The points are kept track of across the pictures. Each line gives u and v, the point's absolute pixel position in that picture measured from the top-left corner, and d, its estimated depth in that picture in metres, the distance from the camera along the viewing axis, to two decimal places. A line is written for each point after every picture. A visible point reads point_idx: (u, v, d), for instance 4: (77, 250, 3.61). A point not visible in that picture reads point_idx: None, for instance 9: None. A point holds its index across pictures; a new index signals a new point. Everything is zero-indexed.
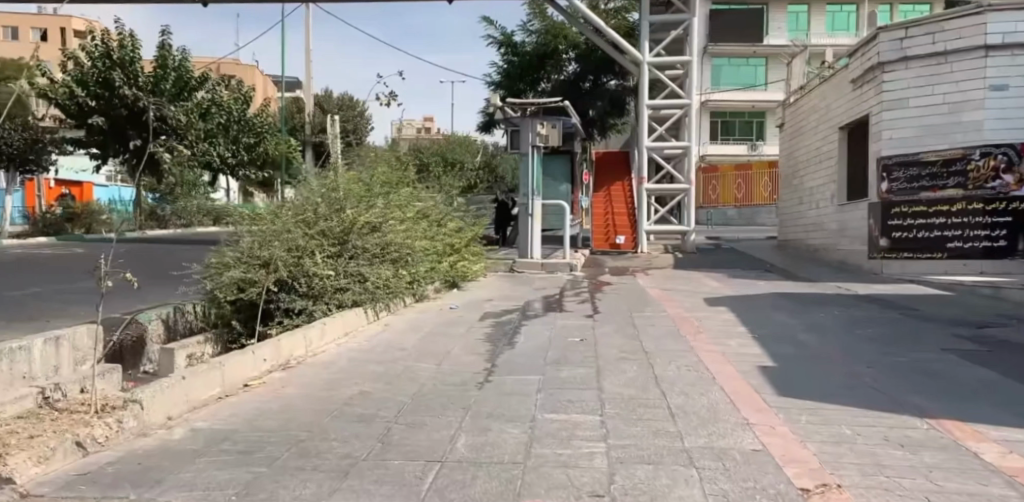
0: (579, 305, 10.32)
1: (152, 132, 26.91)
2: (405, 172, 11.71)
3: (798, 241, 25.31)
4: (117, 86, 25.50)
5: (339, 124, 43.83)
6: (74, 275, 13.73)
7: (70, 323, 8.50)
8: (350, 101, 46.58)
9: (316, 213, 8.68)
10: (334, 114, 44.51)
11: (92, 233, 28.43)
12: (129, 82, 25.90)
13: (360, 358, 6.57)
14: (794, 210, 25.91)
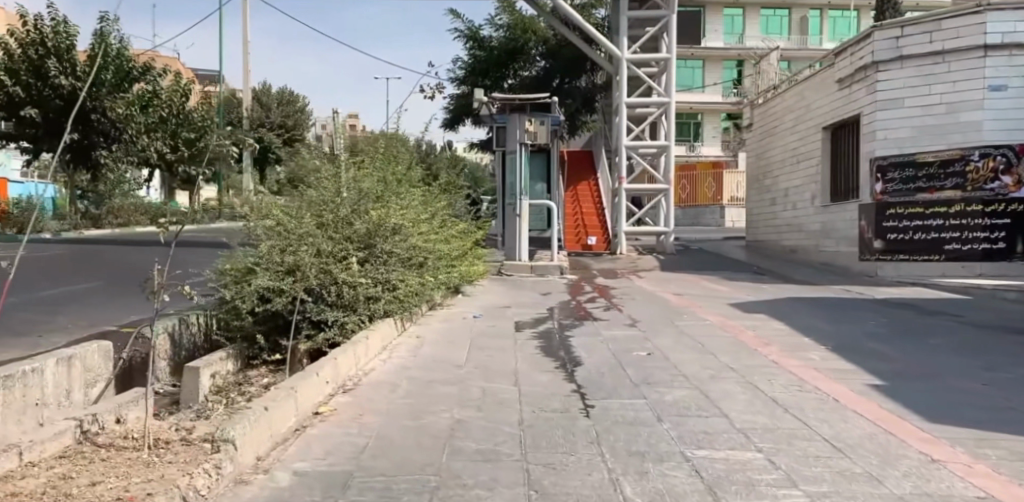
0: (601, 311, 9.82)
1: (88, 126, 26.20)
2: (407, 168, 11.05)
3: (771, 242, 25.30)
4: (51, 75, 24.69)
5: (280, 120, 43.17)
6: (31, 280, 12.77)
7: (62, 335, 7.54)
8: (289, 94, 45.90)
9: (339, 214, 8.01)
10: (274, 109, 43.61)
11: (26, 232, 27.39)
12: (65, 71, 25.08)
13: (421, 377, 5.94)
14: (764, 211, 25.94)
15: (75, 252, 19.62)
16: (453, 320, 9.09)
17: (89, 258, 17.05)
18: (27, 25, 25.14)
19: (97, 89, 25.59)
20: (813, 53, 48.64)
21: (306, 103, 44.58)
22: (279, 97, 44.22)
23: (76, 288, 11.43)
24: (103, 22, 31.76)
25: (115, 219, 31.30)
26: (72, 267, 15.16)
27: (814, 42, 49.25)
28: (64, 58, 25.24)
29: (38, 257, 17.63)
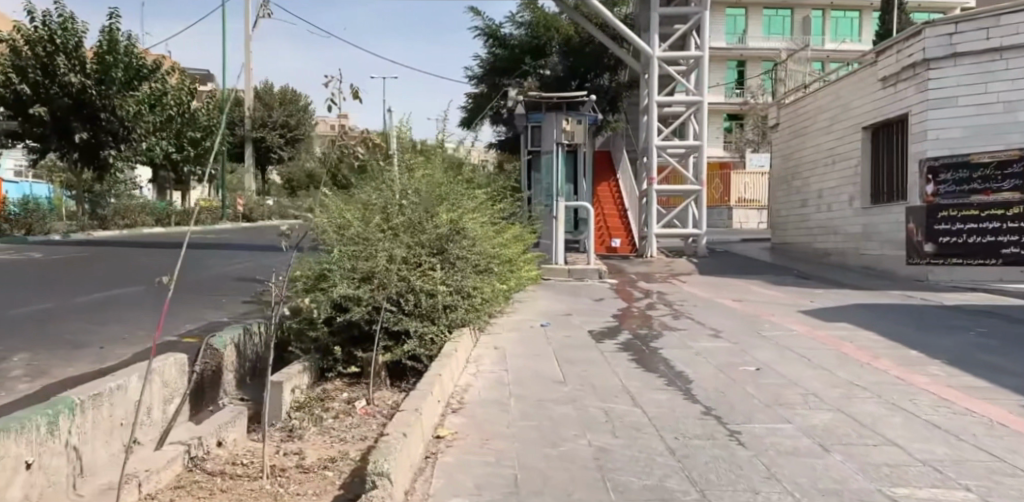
0: (672, 319, 9.37)
1: (97, 126, 25.96)
2: (465, 164, 10.59)
3: (800, 244, 24.92)
4: (61, 73, 24.46)
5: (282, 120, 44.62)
6: (58, 286, 12.26)
7: (122, 343, 7.10)
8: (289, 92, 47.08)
9: (410, 213, 7.56)
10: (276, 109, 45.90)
11: (35, 234, 27.10)
12: (74, 69, 24.86)
13: (526, 393, 5.52)
14: (793, 213, 25.53)
15: (87, 257, 19.16)
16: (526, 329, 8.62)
17: (99, 267, 16.59)
18: (36, 21, 24.86)
19: (107, 87, 25.34)
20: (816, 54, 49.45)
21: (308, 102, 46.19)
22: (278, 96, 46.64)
23: (104, 296, 10.93)
24: (113, 18, 31.41)
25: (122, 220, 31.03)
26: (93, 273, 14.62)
27: (815, 42, 50.70)
28: (72, 55, 25.05)
29: (53, 264, 17.05)
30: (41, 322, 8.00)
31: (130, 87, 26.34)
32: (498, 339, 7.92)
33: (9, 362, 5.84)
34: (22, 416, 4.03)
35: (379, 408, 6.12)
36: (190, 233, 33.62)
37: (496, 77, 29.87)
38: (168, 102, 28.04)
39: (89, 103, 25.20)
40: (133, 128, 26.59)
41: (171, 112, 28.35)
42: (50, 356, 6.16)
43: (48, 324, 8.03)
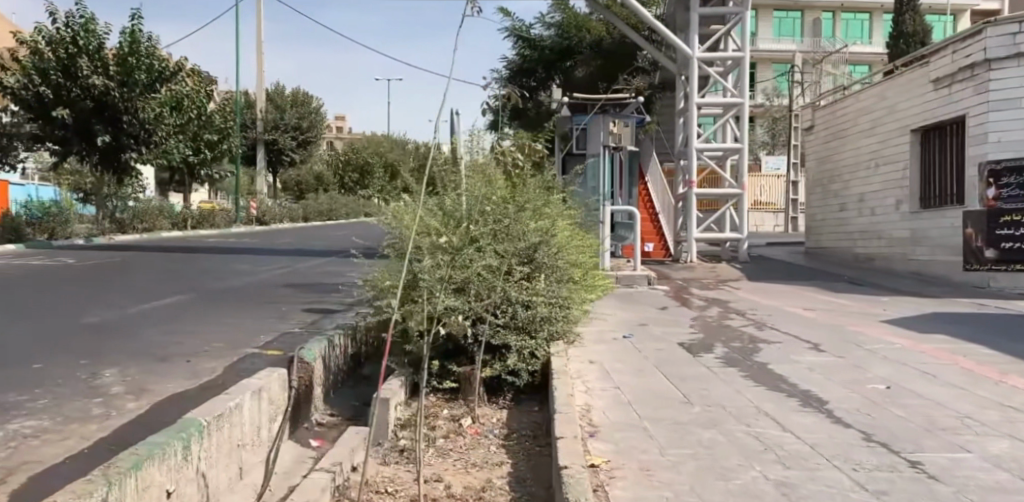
0: (757, 331, 8.98)
1: (118, 129, 25.81)
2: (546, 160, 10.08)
3: (837, 248, 24.50)
4: (83, 75, 24.33)
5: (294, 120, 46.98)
6: (100, 294, 11.89)
7: (204, 354, 6.79)
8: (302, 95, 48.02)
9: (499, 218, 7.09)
10: (288, 112, 46.82)
11: (58, 239, 26.99)
12: (96, 71, 24.73)
13: (659, 412, 5.18)
14: (829, 217, 25.09)
15: (115, 263, 18.88)
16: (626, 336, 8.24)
17: (127, 272, 16.27)
18: (58, 23, 24.71)
19: (129, 89, 25.22)
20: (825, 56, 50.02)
21: (320, 103, 48.26)
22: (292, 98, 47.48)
23: (151, 304, 10.59)
24: (134, 19, 31.19)
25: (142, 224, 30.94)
26: (128, 281, 14.23)
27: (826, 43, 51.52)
28: (94, 57, 24.91)
29: (81, 270, 16.69)
30: (108, 334, 7.63)
31: (153, 89, 26.27)
32: (598, 350, 7.53)
33: (103, 377, 5.53)
34: (164, 441, 3.75)
35: (489, 427, 5.82)
36: (207, 237, 33.46)
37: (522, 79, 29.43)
38: (189, 105, 27.87)
39: (111, 106, 25.07)
40: (155, 131, 26.48)
41: (192, 116, 28.22)
42: (143, 371, 5.87)
43: (117, 336, 7.64)
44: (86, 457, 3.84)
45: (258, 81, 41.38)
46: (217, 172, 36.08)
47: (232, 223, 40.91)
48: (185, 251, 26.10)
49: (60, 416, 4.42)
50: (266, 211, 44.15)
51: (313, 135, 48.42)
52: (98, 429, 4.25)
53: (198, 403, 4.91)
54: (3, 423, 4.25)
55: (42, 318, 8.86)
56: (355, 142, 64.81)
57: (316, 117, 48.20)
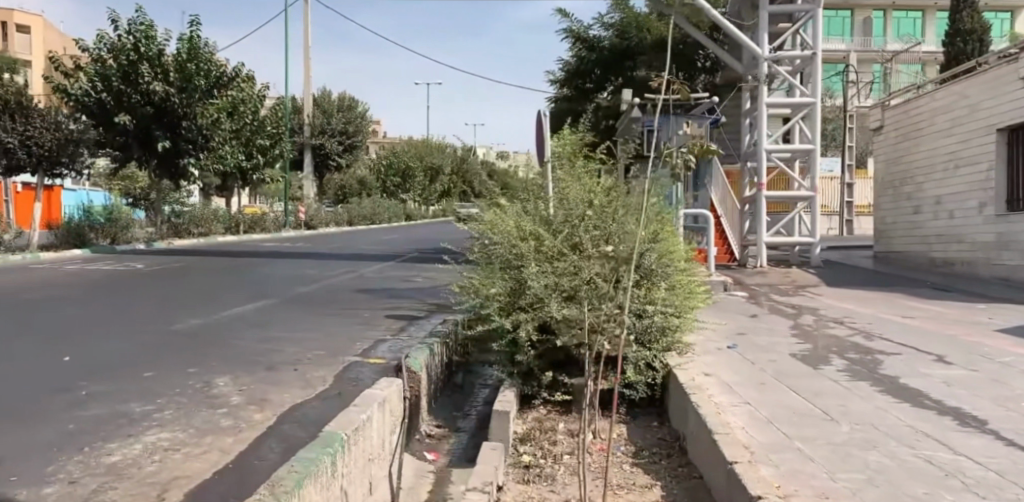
0: (864, 341, 8.58)
1: (176, 134, 26.07)
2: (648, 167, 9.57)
3: (908, 254, 23.28)
4: (144, 81, 24.58)
5: (340, 124, 47.23)
6: (176, 300, 11.81)
7: (306, 365, 6.62)
8: (349, 100, 48.30)
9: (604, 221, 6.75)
10: (336, 117, 47.08)
11: (120, 244, 27.36)
12: (156, 77, 24.94)
13: (796, 427, 4.94)
14: (898, 221, 24.02)
15: (179, 269, 18.93)
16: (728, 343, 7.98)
17: (196, 277, 16.39)
18: (120, 30, 25.06)
19: (189, 95, 25.47)
20: (877, 54, 49.00)
21: (366, 108, 48.49)
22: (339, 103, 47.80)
23: (233, 310, 10.57)
24: (193, 26, 31.64)
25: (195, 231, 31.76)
26: (197, 286, 14.17)
27: (878, 42, 50.52)
28: (155, 64, 25.15)
29: (147, 275, 16.72)
30: (202, 343, 7.46)
31: (211, 94, 26.55)
32: (712, 358, 7.10)
33: (217, 387, 5.57)
34: (314, 458, 3.69)
35: (614, 442, 5.54)
36: (262, 242, 33.75)
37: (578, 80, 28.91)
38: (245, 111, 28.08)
39: (170, 112, 25.36)
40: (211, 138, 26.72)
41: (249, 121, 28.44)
42: (255, 382, 5.85)
43: (208, 345, 7.45)
44: (231, 471, 3.80)
45: (305, 85, 41.60)
46: (270, 177, 36.37)
47: (282, 228, 41.21)
48: (241, 255, 26.18)
49: (193, 429, 4.44)
50: (314, 216, 44.37)
51: (359, 140, 48.47)
52: (235, 443, 4.24)
53: (325, 419, 4.84)
54: (139, 434, 4.28)
55: (133, 325, 8.88)
56: (398, 148, 65.07)
57: (363, 120, 48.24)
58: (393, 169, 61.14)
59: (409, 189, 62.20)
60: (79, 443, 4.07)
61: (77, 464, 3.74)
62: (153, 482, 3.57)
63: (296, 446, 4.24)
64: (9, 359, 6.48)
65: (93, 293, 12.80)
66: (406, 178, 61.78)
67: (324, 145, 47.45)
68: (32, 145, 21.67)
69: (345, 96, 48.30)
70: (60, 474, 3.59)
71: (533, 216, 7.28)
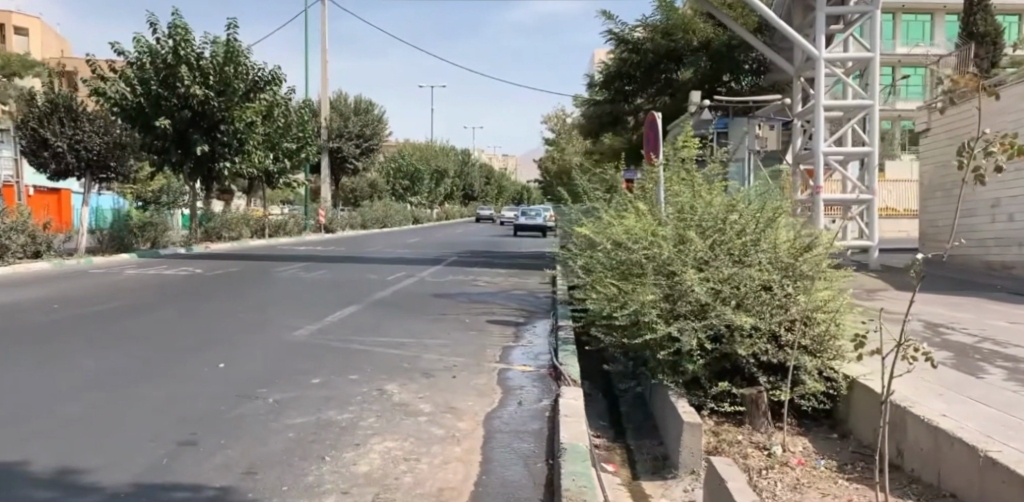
0: (998, 348, 8.44)
1: (214, 138, 25.97)
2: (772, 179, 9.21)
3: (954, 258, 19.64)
4: (185, 85, 24.36)
5: (356, 128, 47.23)
6: (261, 306, 11.77)
7: (461, 374, 6.49)
8: (365, 102, 48.22)
9: (753, 225, 6.56)
10: (353, 120, 47.07)
11: (160, 247, 27.37)
12: (196, 80, 24.71)
13: (1011, 430, 4.83)
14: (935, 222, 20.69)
15: (231, 272, 18.81)
16: (880, 337, 7.66)
17: (254, 282, 16.30)
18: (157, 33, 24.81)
19: (228, 98, 25.36)
20: (888, 57, 48.99)
21: (381, 111, 48.35)
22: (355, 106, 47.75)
23: (329, 317, 10.52)
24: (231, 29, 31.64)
25: (224, 234, 32.61)
26: (267, 291, 14.07)
27: (886, 46, 50.47)
28: (193, 67, 24.88)
29: (197, 280, 16.57)
30: (336, 352, 7.46)
31: (247, 98, 26.34)
32: (872, 358, 6.78)
33: (396, 395, 5.65)
34: (574, 472, 3.71)
35: (812, 456, 5.35)
36: (291, 245, 33.73)
37: (616, 82, 25.59)
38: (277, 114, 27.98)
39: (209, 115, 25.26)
40: (244, 142, 26.51)
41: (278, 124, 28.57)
42: (429, 389, 5.87)
43: (340, 354, 7.38)
44: (486, 480, 3.85)
45: (321, 88, 41.33)
46: (294, 183, 36.22)
47: (302, 232, 41.08)
48: (280, 260, 26.00)
49: (412, 436, 4.54)
50: (332, 220, 44.18)
51: (376, 143, 48.21)
52: (468, 452, 4.27)
53: (532, 431, 4.74)
54: (366, 443, 4.39)
55: (249, 333, 8.90)
56: (407, 151, 65.17)
57: (379, 124, 48.24)
58: (402, 172, 61.14)
59: (419, 192, 62.27)
60: (317, 452, 4.19)
61: (334, 474, 3.86)
62: (423, 492, 3.65)
63: (533, 455, 4.25)
64: (162, 369, 6.51)
65: (172, 297, 12.73)
66: (414, 181, 61.76)
67: (341, 148, 47.14)
68: (81, 149, 21.52)
69: (360, 99, 48.25)
70: (327, 484, 3.71)
71: (667, 223, 7.08)
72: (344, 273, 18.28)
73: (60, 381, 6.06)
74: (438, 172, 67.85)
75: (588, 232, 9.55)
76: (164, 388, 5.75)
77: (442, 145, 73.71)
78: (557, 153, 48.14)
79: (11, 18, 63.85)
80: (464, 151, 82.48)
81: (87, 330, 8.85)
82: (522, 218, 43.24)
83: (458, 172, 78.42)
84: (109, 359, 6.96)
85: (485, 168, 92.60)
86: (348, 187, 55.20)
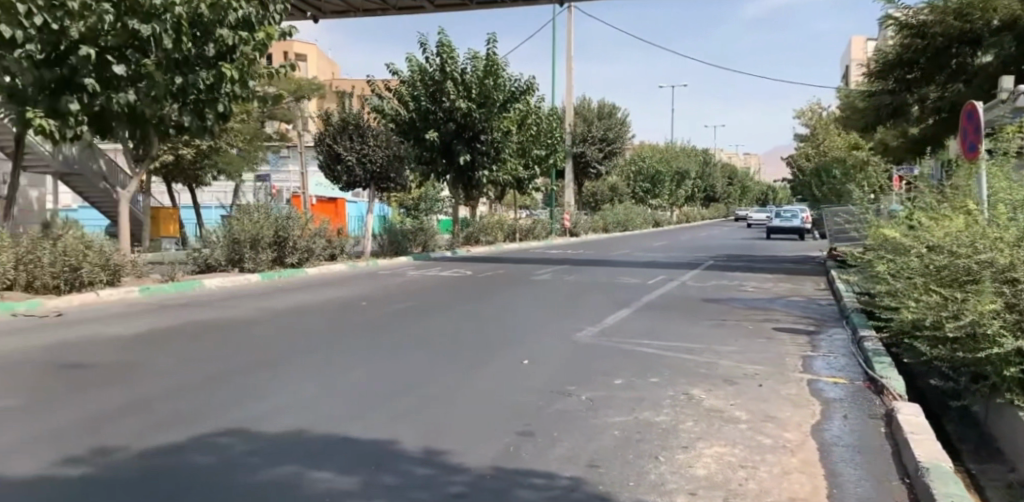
0: None
1: (475, 148, 27.15)
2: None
3: None
4: (451, 99, 25.75)
5: (601, 132, 47.55)
6: (536, 307, 12.15)
7: (770, 382, 6.28)
8: (610, 105, 48.50)
9: None
10: (597, 124, 47.46)
11: (429, 252, 29.13)
12: (461, 94, 26.03)
13: None
14: None
15: (499, 275, 19.59)
16: None
17: (518, 283, 16.86)
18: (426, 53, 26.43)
19: (488, 110, 26.48)
20: None
21: (625, 114, 48.39)
22: (599, 110, 48.28)
23: (608, 319, 10.62)
24: (489, 43, 32.81)
25: (482, 238, 34.14)
26: (534, 292, 14.51)
27: None
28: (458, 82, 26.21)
29: (462, 281, 17.46)
30: (630, 353, 7.53)
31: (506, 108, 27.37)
32: None
33: (708, 399, 5.61)
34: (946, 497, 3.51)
35: None
36: (544, 249, 34.59)
37: None
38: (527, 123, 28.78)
39: (471, 126, 26.49)
40: (501, 151, 27.51)
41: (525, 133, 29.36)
42: (741, 394, 5.78)
43: (633, 356, 7.42)
44: (837, 494, 3.80)
45: (568, 94, 42.09)
46: (543, 188, 37.12)
47: (550, 235, 41.90)
48: (538, 264, 26.70)
49: (741, 442, 4.53)
50: (578, 223, 44.79)
51: (618, 146, 48.28)
52: (807, 463, 4.23)
53: (871, 448, 4.49)
54: (696, 446, 4.47)
55: (538, 330, 9.27)
56: (648, 152, 64.80)
57: (622, 126, 48.26)
58: (644, 174, 60.71)
59: (660, 194, 61.47)
60: (649, 452, 4.42)
61: (677, 476, 4.02)
62: None
63: (881, 471, 4.11)
64: (474, 363, 6.95)
65: (451, 296, 13.52)
66: (656, 183, 61.14)
67: (585, 152, 47.64)
68: (366, 162, 23.42)
69: (603, 103, 48.69)
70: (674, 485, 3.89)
71: (1003, 229, 6.35)
72: (602, 279, 18.39)
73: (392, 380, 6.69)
74: (679, 173, 66.64)
75: (892, 237, 8.82)
76: (482, 382, 6.16)
77: (683, 146, 72.40)
78: (812, 149, 45.44)
79: (291, 46, 71.21)
80: (706, 150, 80.55)
81: (389, 326, 9.63)
82: (773, 219, 41.09)
83: (700, 174, 76.74)
84: (422, 354, 7.53)
85: (726, 168, 89.90)
86: (590, 191, 55.65)
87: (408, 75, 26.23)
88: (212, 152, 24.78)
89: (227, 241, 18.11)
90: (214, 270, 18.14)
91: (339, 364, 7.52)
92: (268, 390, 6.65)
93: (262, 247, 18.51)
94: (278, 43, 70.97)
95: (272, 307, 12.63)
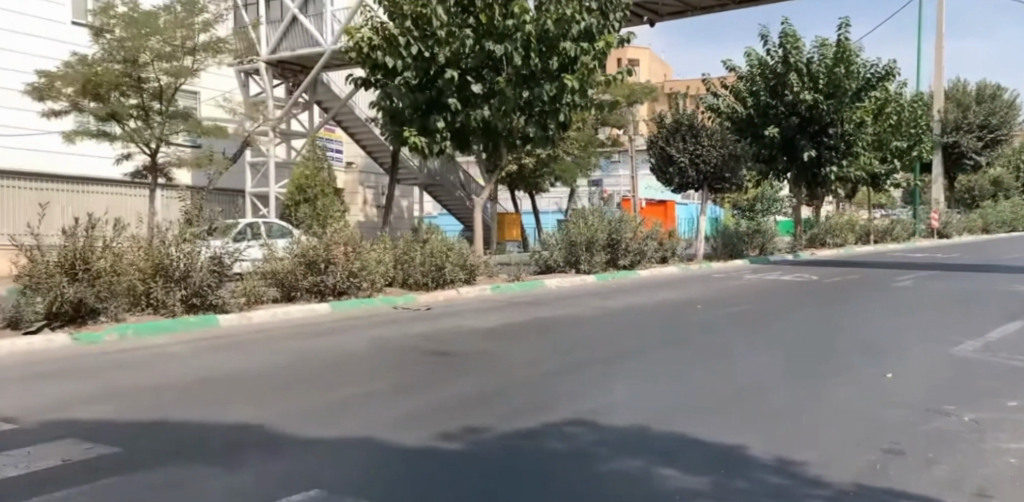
0: None
1: (822, 143, 24.96)
2: None
3: None
4: (795, 91, 23.97)
5: (980, 118, 41.87)
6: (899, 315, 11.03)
7: None
8: (991, 87, 42.65)
9: None
10: (973, 109, 42.00)
11: (768, 254, 27.91)
12: (806, 85, 24.15)
13: None
14: None
15: (850, 279, 18.07)
16: None
17: (873, 290, 15.46)
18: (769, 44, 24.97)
19: (838, 100, 24.17)
20: None
21: (1012, 96, 42.14)
22: (977, 94, 42.66)
23: (991, 332, 9.29)
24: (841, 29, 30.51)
25: (829, 240, 31.90)
26: (891, 301, 13.24)
27: None
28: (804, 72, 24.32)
29: (808, 286, 16.46)
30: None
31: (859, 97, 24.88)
32: None
33: None
34: None
35: None
36: (903, 252, 31.37)
37: None
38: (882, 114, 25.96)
39: (818, 119, 24.41)
40: (851, 144, 25.06)
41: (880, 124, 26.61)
42: None
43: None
44: None
45: (936, 78, 37.81)
46: (902, 184, 33.69)
47: (909, 236, 37.96)
48: (896, 269, 24.26)
49: None
50: (946, 223, 40.00)
51: (1004, 132, 42.04)
52: None
53: None
54: None
55: (902, 347, 8.43)
56: None
57: (1010, 110, 41.99)
58: None
59: None
60: None
61: None
62: None
63: None
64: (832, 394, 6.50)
65: (795, 302, 12.81)
66: None
67: (959, 143, 42.23)
68: (700, 163, 22.94)
69: (985, 84, 43.00)
70: None
71: None
72: (979, 286, 16.19)
73: (732, 396, 6.63)
74: None
75: None
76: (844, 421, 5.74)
77: None
78: None
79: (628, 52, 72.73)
80: None
81: (733, 338, 9.32)
82: None
83: None
84: (774, 377, 7.19)
85: None
86: (962, 186, 49.39)
87: (747, 70, 25.44)
88: (552, 160, 26.16)
89: (565, 243, 18.76)
90: (553, 271, 18.90)
91: (676, 373, 7.59)
92: (616, 394, 6.76)
93: (597, 250, 19.00)
94: (617, 50, 72.91)
95: (611, 306, 12.91)
